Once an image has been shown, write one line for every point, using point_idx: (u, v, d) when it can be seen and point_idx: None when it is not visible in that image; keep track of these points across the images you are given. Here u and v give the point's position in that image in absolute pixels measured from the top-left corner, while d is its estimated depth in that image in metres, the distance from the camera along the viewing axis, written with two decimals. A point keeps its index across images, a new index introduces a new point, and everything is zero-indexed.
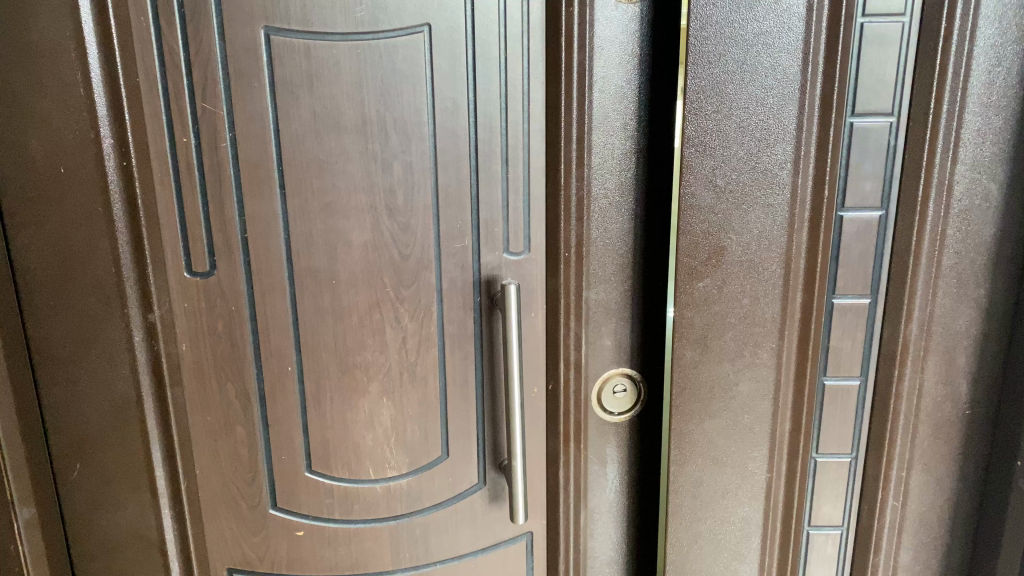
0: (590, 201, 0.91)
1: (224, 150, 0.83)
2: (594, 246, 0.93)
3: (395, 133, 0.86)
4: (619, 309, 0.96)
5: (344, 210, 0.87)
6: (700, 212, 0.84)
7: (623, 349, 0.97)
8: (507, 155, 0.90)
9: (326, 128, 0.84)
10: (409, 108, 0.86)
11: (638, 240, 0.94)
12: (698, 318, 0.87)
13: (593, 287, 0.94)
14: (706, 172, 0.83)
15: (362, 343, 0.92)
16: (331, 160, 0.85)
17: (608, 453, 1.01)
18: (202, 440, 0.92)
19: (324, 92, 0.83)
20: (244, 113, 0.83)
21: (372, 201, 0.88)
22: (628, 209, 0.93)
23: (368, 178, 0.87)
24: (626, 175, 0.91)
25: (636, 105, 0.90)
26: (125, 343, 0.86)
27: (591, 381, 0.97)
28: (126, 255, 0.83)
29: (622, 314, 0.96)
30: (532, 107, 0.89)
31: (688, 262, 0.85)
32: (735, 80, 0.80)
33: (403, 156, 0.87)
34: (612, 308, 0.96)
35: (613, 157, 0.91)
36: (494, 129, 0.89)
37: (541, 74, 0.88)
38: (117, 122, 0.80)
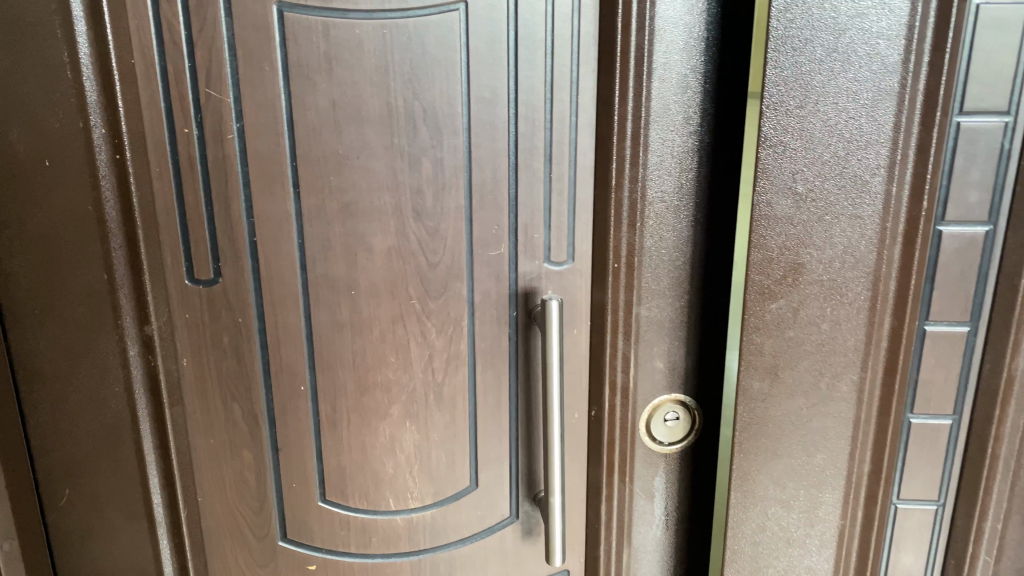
0: (645, 206, 0.79)
1: (231, 142, 0.73)
2: (648, 257, 0.81)
3: (425, 125, 0.75)
4: (674, 327, 0.84)
5: (365, 212, 0.77)
6: (777, 223, 0.72)
7: (677, 372, 0.86)
8: (552, 151, 0.79)
9: (346, 118, 0.74)
10: (441, 97, 0.75)
11: (698, 250, 0.82)
12: (770, 344, 0.76)
13: (644, 303, 0.82)
14: (784, 178, 0.71)
15: (384, 361, 0.81)
16: (352, 155, 0.75)
17: (656, 487, 0.90)
18: (205, 466, 0.83)
19: (345, 78, 0.73)
20: (254, 100, 0.72)
21: (398, 202, 0.77)
22: (686, 215, 0.80)
23: (394, 175, 0.76)
24: (687, 176, 0.79)
25: (700, 95, 0.77)
26: (119, 357, 0.76)
27: (640, 406, 0.86)
28: (120, 260, 0.74)
29: (677, 332, 0.84)
30: (581, 98, 0.78)
31: (760, 279, 0.74)
32: (823, 71, 0.68)
33: (434, 152, 0.76)
34: (666, 326, 0.84)
35: (673, 155, 0.78)
36: (538, 122, 0.78)
37: (591, 60, 0.77)
38: (109, 109, 0.71)
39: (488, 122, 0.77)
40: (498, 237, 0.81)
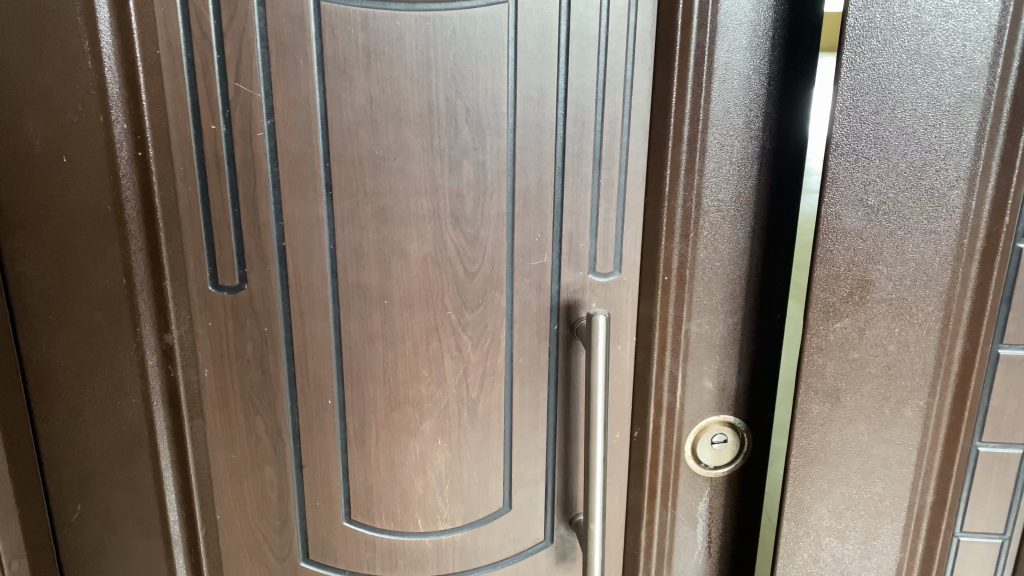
0: (700, 214, 0.74)
1: (261, 140, 0.68)
2: (701, 269, 0.76)
3: (468, 125, 0.71)
4: (725, 344, 0.79)
5: (402, 217, 0.72)
6: (845, 236, 0.68)
7: (727, 393, 0.81)
8: (601, 155, 0.74)
9: (384, 117, 0.69)
10: (486, 96, 0.70)
11: (755, 262, 0.77)
12: (831, 365, 0.71)
13: (695, 317, 0.78)
14: (855, 188, 0.66)
15: (416, 374, 0.77)
16: (389, 157, 0.70)
17: (700, 512, 0.85)
18: (225, 482, 0.78)
19: (384, 74, 0.68)
20: (286, 97, 0.68)
21: (437, 207, 0.72)
22: (744, 225, 0.76)
23: (433, 179, 0.71)
24: (745, 184, 0.74)
25: (762, 99, 0.72)
26: (136, 368, 0.71)
27: (686, 428, 0.81)
28: (140, 264, 0.69)
29: (729, 348, 0.80)
30: (634, 99, 0.73)
31: (823, 297, 0.69)
32: (902, 74, 0.63)
33: (476, 155, 0.72)
34: (717, 343, 0.79)
35: (731, 162, 0.73)
36: (588, 124, 0.73)
37: (645, 58, 0.72)
38: (132, 102, 0.66)
39: (535, 124, 0.72)
40: (540, 245, 0.76)
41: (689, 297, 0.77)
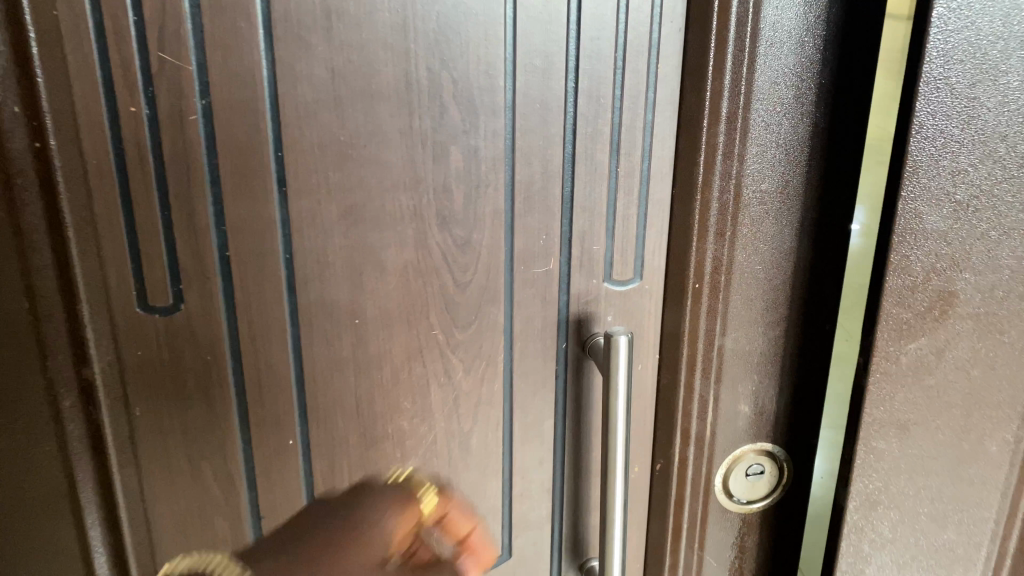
0: (741, 209, 0.61)
1: (194, 125, 0.53)
2: (739, 274, 0.63)
3: (456, 103, 0.57)
4: (762, 360, 0.67)
5: (376, 218, 0.58)
6: (928, 240, 0.55)
7: (765, 417, 0.69)
8: (620, 137, 0.60)
9: (351, 93, 0.55)
10: (479, 66, 0.56)
11: (801, 263, 0.64)
12: (905, 392, 0.59)
13: (732, 330, 0.65)
14: (943, 180, 0.53)
15: (397, 406, 0.64)
16: (358, 143, 0.56)
17: (729, 553, 0.73)
18: (170, 543, 0.62)
19: (348, 40, 0.54)
20: (226, 70, 0.53)
21: (419, 203, 0.59)
22: (791, 219, 0.63)
23: (414, 169, 0.58)
24: (794, 170, 0.61)
25: (817, 66, 0.59)
26: (49, 412, 0.54)
27: (719, 458, 0.69)
28: (49, 275, 0.52)
29: (769, 366, 0.67)
30: (659, 67, 0.59)
31: (894, 311, 0.56)
32: (1005, 38, 0.51)
33: (466, 140, 0.58)
34: (754, 362, 0.67)
35: (778, 145, 0.60)
36: (605, 100, 0.59)
37: (673, 18, 0.59)
38: (20, 67, 0.48)
39: (538, 100, 0.58)
40: (544, 248, 0.62)
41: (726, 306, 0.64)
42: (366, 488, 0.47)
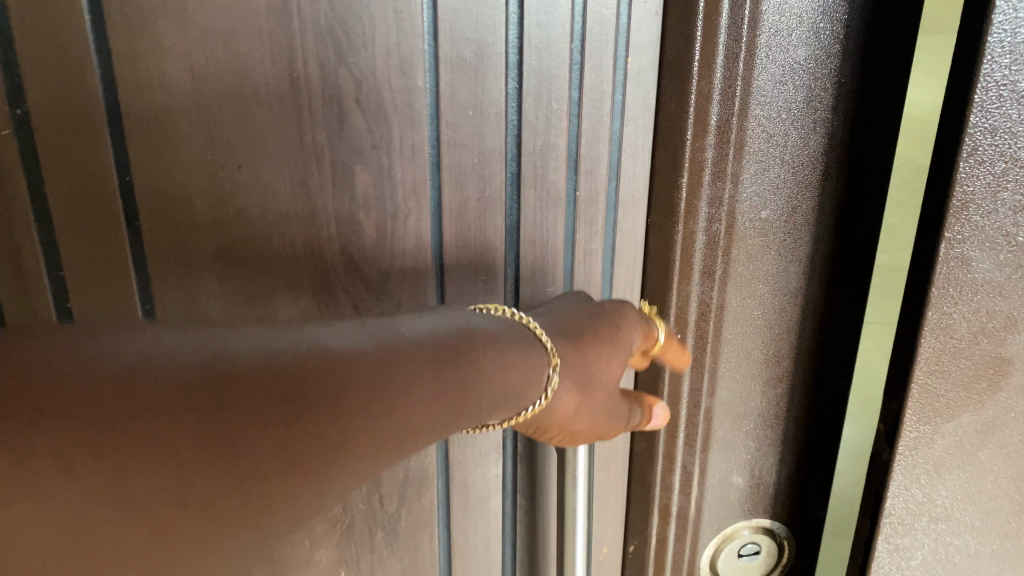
0: (736, 241, 0.48)
1: (7, 139, 0.39)
2: (732, 320, 0.50)
3: (360, 109, 0.43)
4: (757, 423, 0.54)
5: (262, 259, 0.45)
6: (980, 293, 0.42)
7: (762, 489, 0.57)
8: (580, 150, 0.47)
9: (218, 98, 0.41)
10: (391, 61, 0.42)
11: (807, 308, 0.51)
12: (947, 477, 0.46)
13: (725, 388, 0.52)
14: (1004, 215, 0.40)
15: None
16: (231, 164, 0.43)
17: None
18: None
19: (211, 28, 0.40)
20: (42, 66, 0.38)
21: (316, 240, 0.45)
22: (796, 254, 0.50)
23: (308, 195, 0.44)
24: (801, 194, 0.48)
25: (834, 60, 0.45)
26: None
27: (704, 537, 0.56)
28: None
29: (769, 428, 0.55)
30: (630, 61, 0.46)
31: (927, 381, 0.43)
32: None
33: (375, 157, 0.44)
34: (750, 425, 0.54)
35: (782, 161, 0.47)
36: (558, 104, 0.46)
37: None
38: None
39: (467, 106, 0.44)
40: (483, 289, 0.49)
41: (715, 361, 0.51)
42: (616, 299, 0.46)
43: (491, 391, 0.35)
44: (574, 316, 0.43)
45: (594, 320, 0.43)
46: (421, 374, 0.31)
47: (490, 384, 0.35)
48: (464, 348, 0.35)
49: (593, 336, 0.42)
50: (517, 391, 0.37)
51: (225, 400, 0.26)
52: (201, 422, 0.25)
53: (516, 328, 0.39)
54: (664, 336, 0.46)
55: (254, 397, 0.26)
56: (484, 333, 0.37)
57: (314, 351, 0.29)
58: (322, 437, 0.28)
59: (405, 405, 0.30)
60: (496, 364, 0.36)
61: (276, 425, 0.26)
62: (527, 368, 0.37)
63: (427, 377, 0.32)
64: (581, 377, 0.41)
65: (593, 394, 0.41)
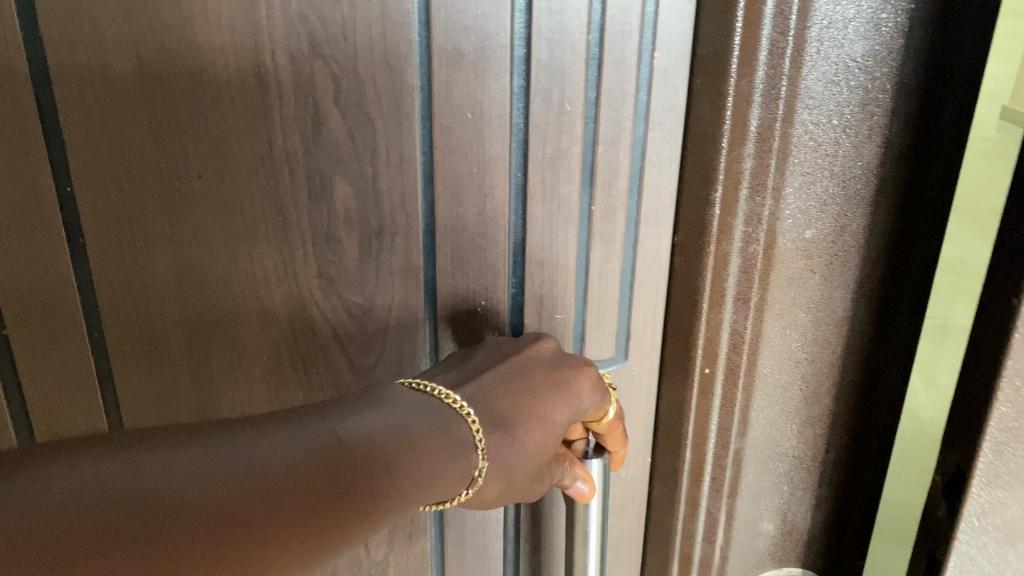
0: (776, 267, 0.42)
1: None
2: (770, 354, 0.44)
3: (339, 109, 0.37)
4: (789, 463, 0.48)
5: (228, 282, 0.39)
6: None
7: (795, 533, 0.51)
8: (598, 160, 0.41)
9: (173, 95, 0.35)
10: (375, 53, 0.36)
11: (851, 338, 0.45)
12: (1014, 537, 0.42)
13: (757, 426, 0.46)
14: None
15: None
16: (189, 172, 0.37)
17: None
18: None
19: (161, 15, 0.34)
20: None
21: (289, 258, 0.39)
22: (843, 280, 0.44)
23: (279, 209, 0.38)
24: (851, 211, 0.42)
25: (895, 57, 0.39)
26: None
27: None
28: None
29: (804, 468, 0.49)
30: (660, 60, 0.39)
31: (1002, 441, 0.39)
32: None
33: (357, 166, 0.38)
34: (784, 466, 0.48)
35: (832, 174, 0.41)
36: (572, 106, 0.39)
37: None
38: None
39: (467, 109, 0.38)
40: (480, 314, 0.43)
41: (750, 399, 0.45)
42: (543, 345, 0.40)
43: (434, 486, 0.32)
44: (522, 374, 0.38)
45: (544, 379, 0.38)
46: (361, 481, 0.29)
47: (446, 446, 0.33)
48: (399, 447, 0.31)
49: (534, 407, 0.37)
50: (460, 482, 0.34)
51: (203, 488, 0.26)
52: (184, 504, 0.25)
53: (447, 412, 0.34)
54: (614, 414, 0.41)
55: (188, 517, 0.25)
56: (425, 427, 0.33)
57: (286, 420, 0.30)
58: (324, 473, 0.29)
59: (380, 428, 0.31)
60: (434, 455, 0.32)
61: (256, 498, 0.27)
62: (451, 463, 0.33)
63: (368, 476, 0.29)
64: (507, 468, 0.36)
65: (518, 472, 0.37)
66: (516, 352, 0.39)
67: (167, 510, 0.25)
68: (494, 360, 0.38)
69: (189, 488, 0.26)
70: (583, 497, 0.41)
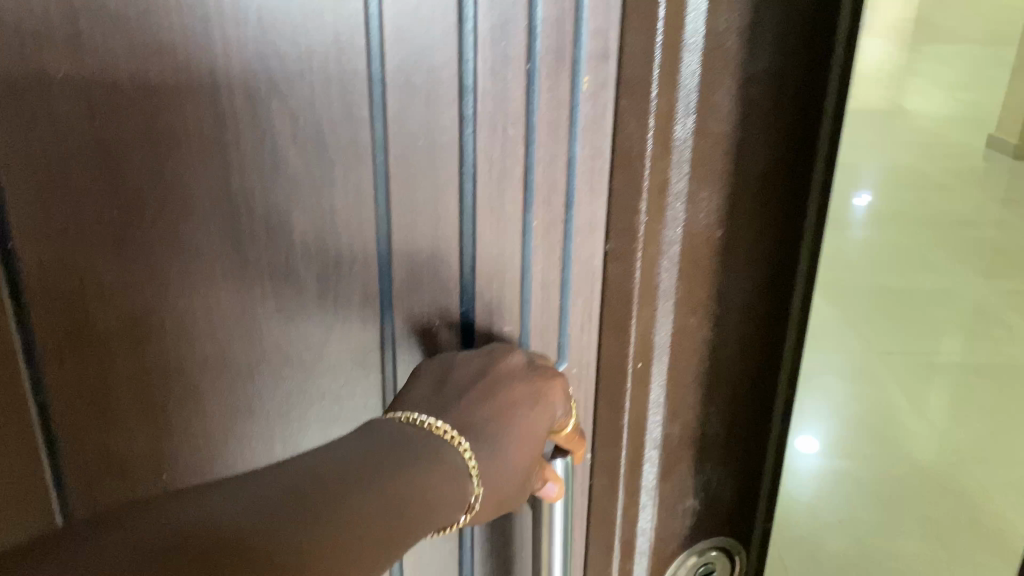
0: (689, 261, 0.43)
1: None
2: (686, 339, 0.45)
3: (297, 144, 0.37)
4: (698, 445, 0.49)
5: (187, 325, 0.38)
6: None
7: (716, 505, 0.51)
8: (540, 181, 0.42)
9: (125, 142, 0.34)
10: (332, 88, 0.36)
11: (762, 317, 0.46)
12: None
13: (680, 404, 0.47)
14: None
15: None
16: (142, 218, 0.35)
17: None
18: None
19: (114, 60, 0.33)
20: None
21: (247, 297, 0.39)
22: (749, 271, 0.44)
23: (236, 249, 0.37)
24: (753, 206, 0.43)
25: (778, 56, 0.39)
26: None
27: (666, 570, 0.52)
28: None
29: (723, 439, 0.49)
30: (589, 83, 0.41)
31: None
32: None
33: (314, 200, 0.38)
34: (704, 437, 0.48)
35: (730, 175, 0.42)
36: (514, 129, 0.41)
37: (601, 13, 0.40)
38: None
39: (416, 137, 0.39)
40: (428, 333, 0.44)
41: (671, 382, 0.46)
42: (510, 355, 0.42)
43: (432, 511, 0.34)
44: (497, 392, 0.39)
45: (521, 391, 0.40)
46: (357, 517, 0.30)
47: (441, 479, 0.35)
48: (413, 487, 0.33)
49: (515, 419, 0.39)
50: (455, 507, 0.35)
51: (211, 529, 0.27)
52: (192, 536, 0.27)
53: (441, 441, 0.36)
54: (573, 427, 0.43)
55: (200, 554, 0.26)
56: (418, 455, 0.35)
57: (289, 472, 0.31)
58: (326, 508, 0.30)
59: (374, 470, 0.33)
60: (441, 491, 0.34)
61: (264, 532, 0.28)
62: (454, 489, 0.35)
63: (369, 513, 0.31)
64: (497, 484, 0.38)
65: (506, 487, 0.39)
66: (491, 368, 0.40)
67: (176, 545, 0.26)
68: (472, 376, 0.40)
69: (194, 523, 0.27)
70: (550, 499, 0.44)
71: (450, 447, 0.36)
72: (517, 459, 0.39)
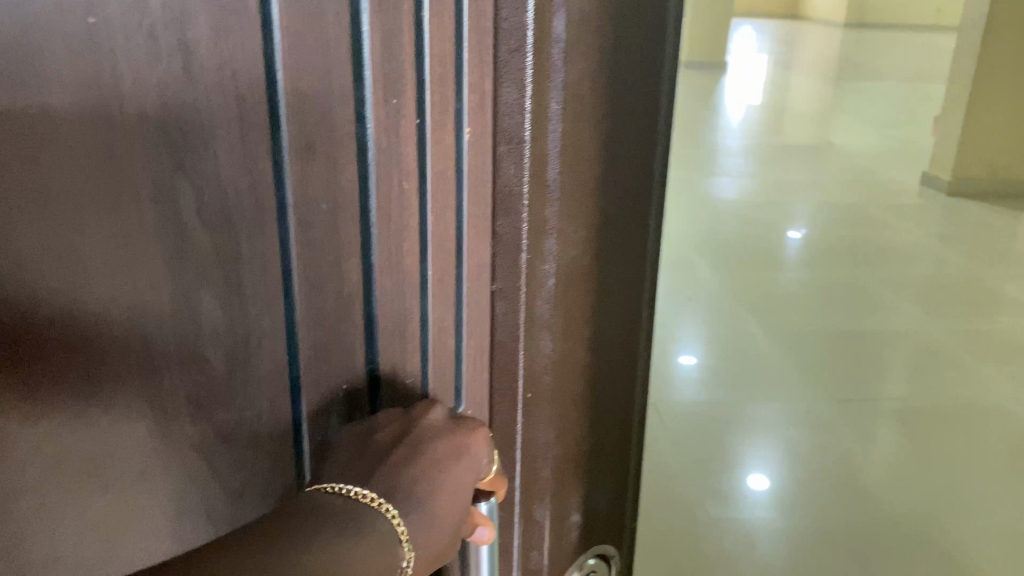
0: (561, 296, 0.49)
1: None
2: (565, 367, 0.52)
3: (200, 215, 0.35)
4: (578, 447, 0.55)
5: (82, 413, 0.36)
6: None
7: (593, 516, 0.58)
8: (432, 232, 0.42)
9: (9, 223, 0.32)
10: (233, 156, 0.35)
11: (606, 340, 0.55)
12: None
13: (565, 430, 0.54)
14: None
15: None
16: (28, 304, 0.33)
17: None
18: None
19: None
20: None
21: (152, 376, 0.37)
22: (598, 301, 0.53)
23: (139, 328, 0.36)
24: (598, 246, 0.51)
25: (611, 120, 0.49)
26: None
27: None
28: None
29: (592, 455, 0.57)
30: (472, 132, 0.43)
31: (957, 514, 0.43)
32: None
33: (219, 273, 0.37)
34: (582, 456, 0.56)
35: (583, 218, 0.49)
36: (408, 183, 0.40)
37: (477, 69, 0.42)
38: None
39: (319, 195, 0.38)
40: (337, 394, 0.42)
41: (555, 400, 0.52)
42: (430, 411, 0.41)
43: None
44: (421, 455, 0.39)
45: (444, 447, 0.40)
46: None
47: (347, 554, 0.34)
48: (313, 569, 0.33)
49: (444, 477, 0.39)
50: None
51: None
52: None
53: (366, 508, 0.36)
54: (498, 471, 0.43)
55: None
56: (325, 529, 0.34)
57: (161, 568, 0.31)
58: None
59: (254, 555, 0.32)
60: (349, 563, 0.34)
61: None
62: (387, 558, 0.35)
63: None
64: (433, 546, 0.38)
65: (442, 546, 0.38)
66: (410, 430, 0.40)
67: None
68: (394, 438, 0.39)
69: None
70: (482, 542, 0.44)
71: (379, 519, 0.36)
72: (450, 515, 0.39)
